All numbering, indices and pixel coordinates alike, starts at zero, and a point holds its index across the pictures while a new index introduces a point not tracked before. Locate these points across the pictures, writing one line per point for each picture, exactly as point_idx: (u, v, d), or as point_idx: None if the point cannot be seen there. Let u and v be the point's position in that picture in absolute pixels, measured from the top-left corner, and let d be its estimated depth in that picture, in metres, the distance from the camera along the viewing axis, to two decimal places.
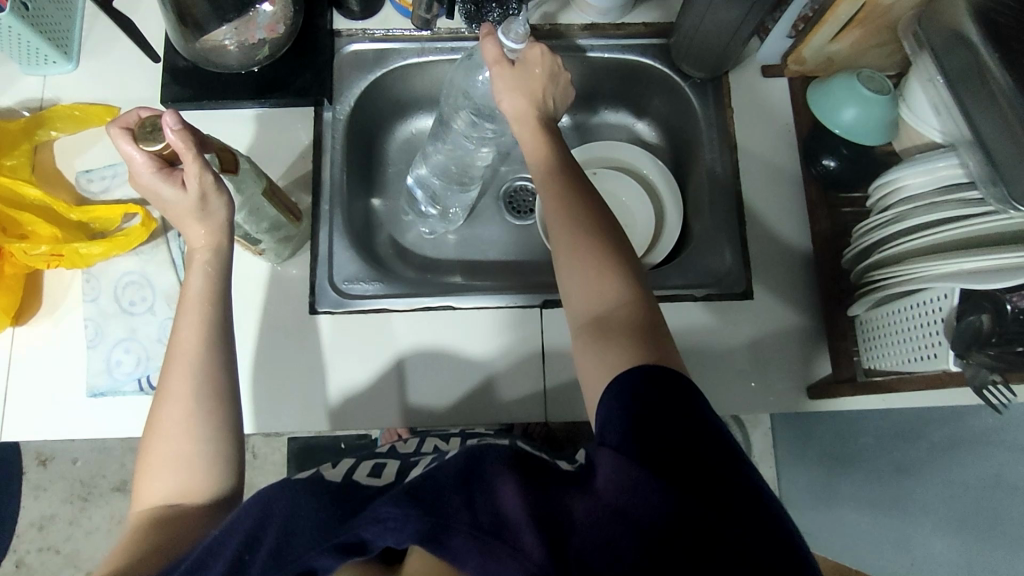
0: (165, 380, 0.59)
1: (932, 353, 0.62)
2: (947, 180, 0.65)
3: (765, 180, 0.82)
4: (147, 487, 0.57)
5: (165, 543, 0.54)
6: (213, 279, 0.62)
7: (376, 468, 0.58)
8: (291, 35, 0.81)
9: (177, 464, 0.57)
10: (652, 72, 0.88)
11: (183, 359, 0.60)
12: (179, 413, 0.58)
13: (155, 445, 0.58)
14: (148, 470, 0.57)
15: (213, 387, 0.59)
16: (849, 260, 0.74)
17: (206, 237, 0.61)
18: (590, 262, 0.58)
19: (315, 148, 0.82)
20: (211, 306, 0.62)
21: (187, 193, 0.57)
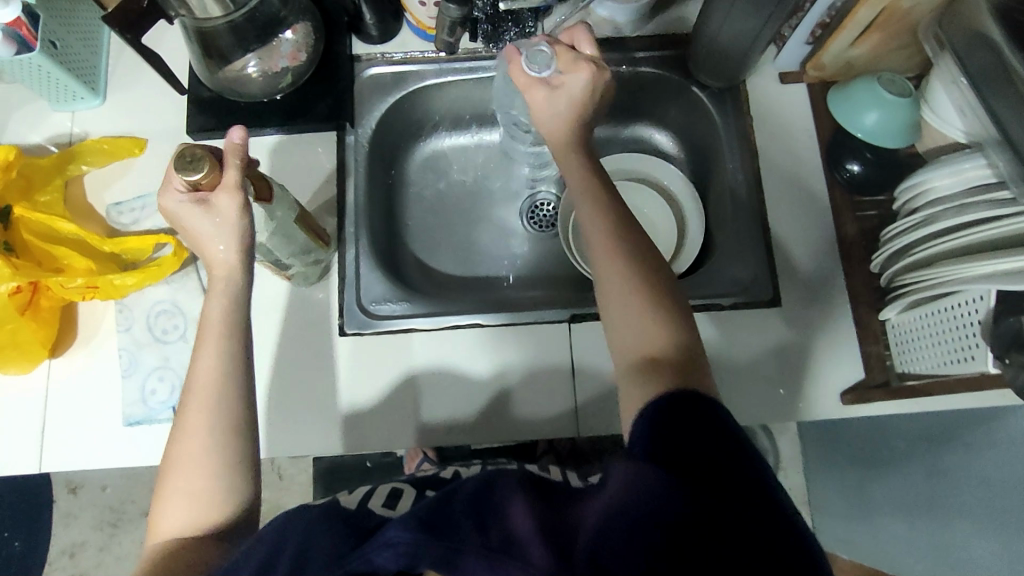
0: (184, 412, 0.59)
1: (969, 356, 0.63)
2: (975, 180, 0.65)
3: (788, 187, 0.82)
4: (160, 522, 0.57)
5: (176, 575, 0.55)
6: (228, 303, 0.62)
7: (393, 498, 0.60)
8: (312, 62, 0.82)
9: (188, 493, 0.57)
10: (669, 83, 0.88)
11: (202, 389, 0.59)
12: (198, 445, 0.57)
13: (167, 474, 0.58)
14: (163, 499, 0.58)
15: (233, 417, 0.59)
16: (877, 264, 0.74)
17: (222, 263, 0.61)
18: (638, 306, 0.58)
19: (338, 172, 0.83)
20: (231, 340, 0.61)
21: (219, 213, 0.59)
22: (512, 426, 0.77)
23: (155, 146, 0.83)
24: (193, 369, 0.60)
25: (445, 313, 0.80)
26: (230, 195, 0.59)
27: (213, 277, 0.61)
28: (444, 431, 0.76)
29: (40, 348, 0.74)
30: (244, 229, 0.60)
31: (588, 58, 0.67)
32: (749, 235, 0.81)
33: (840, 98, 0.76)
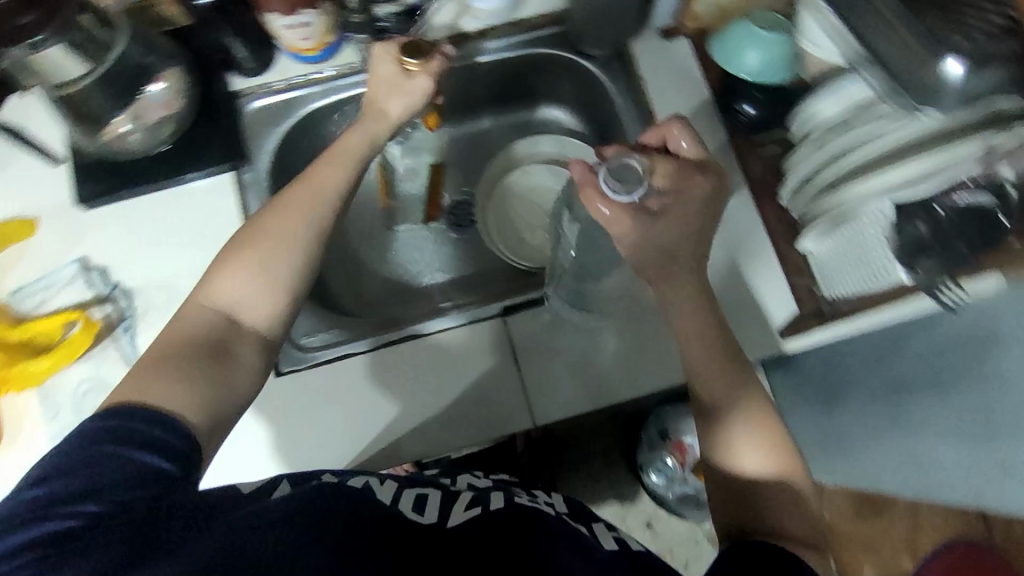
0: (269, 215, 0.65)
1: (884, 269, 0.65)
2: (858, 99, 0.67)
3: (692, 133, 0.81)
4: (215, 286, 0.62)
5: (204, 354, 0.58)
6: (338, 199, 0.67)
7: (418, 500, 0.56)
8: (191, 107, 0.81)
9: (243, 296, 0.62)
10: (557, 60, 0.89)
11: (300, 201, 0.66)
12: (260, 267, 0.62)
13: (242, 250, 0.63)
14: (218, 276, 0.62)
15: (281, 270, 0.63)
16: (786, 196, 0.75)
17: (359, 150, 0.71)
18: (772, 457, 0.63)
19: (244, 210, 0.81)
20: (307, 219, 0.65)
21: (404, 80, 0.72)
22: (469, 430, 0.76)
23: (48, 224, 0.80)
24: (317, 175, 0.68)
25: (379, 330, 0.79)
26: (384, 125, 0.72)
27: (338, 157, 0.69)
28: (400, 449, 0.74)
29: None
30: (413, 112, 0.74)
31: (695, 173, 0.60)
32: None
33: (718, 44, 0.76)
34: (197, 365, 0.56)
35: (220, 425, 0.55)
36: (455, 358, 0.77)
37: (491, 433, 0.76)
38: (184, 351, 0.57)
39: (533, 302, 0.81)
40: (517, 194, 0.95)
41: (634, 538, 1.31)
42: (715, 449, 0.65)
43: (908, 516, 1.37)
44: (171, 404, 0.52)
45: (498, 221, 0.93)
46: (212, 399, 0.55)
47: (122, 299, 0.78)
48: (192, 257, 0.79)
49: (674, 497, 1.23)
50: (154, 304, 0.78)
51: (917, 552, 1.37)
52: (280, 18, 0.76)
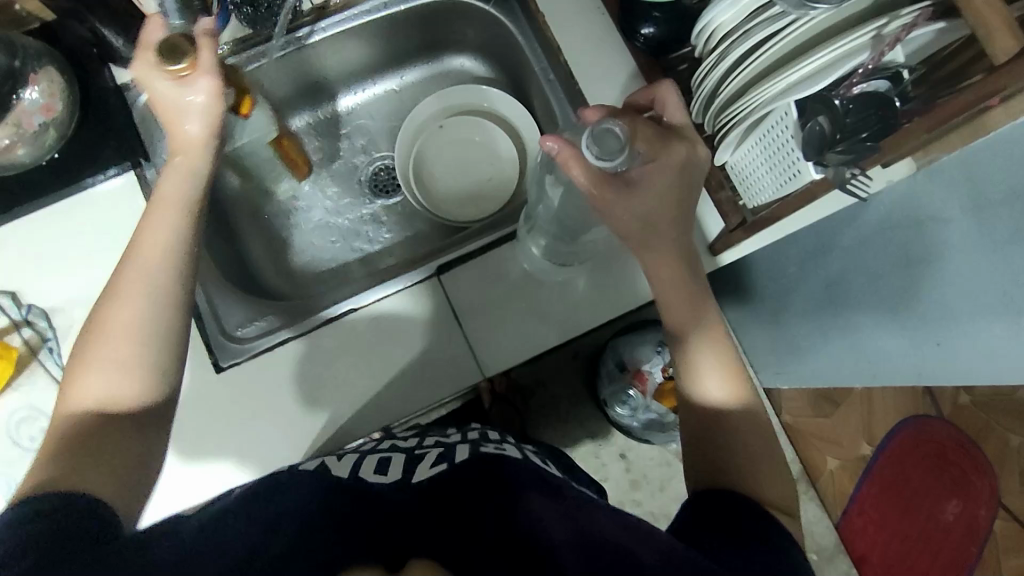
0: (119, 276, 0.57)
1: (796, 171, 0.65)
2: (751, 4, 0.65)
3: (599, 64, 0.80)
4: (76, 390, 0.54)
5: (90, 448, 0.51)
6: (176, 239, 0.58)
7: (380, 463, 0.60)
8: (74, 110, 0.76)
9: (107, 383, 0.54)
10: (454, 6, 0.86)
11: (144, 256, 0.57)
12: (122, 316, 0.55)
13: (94, 351, 0.55)
14: (83, 366, 0.55)
15: (155, 322, 0.56)
16: (700, 112, 0.75)
17: (179, 195, 0.59)
18: (728, 366, 0.62)
19: (152, 211, 0.77)
20: (161, 267, 0.57)
21: (182, 87, 0.58)
22: (422, 392, 0.76)
23: None
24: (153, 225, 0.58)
25: (315, 310, 0.77)
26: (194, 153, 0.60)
27: (167, 205, 0.59)
28: (356, 424, 0.74)
29: None
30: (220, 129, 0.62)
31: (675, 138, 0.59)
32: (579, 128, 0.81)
33: None
34: (83, 468, 0.50)
35: (137, 491, 0.52)
36: (395, 327, 0.76)
37: (444, 392, 0.76)
38: (68, 457, 0.51)
39: (465, 258, 0.79)
40: (434, 149, 0.93)
41: (609, 470, 1.35)
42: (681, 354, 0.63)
43: (861, 405, 1.44)
44: (89, 490, 0.48)
45: (420, 179, 0.92)
46: (116, 486, 0.51)
47: (40, 320, 0.74)
48: (105, 266, 0.75)
49: (639, 425, 1.27)
50: (75, 321, 0.74)
51: (873, 437, 1.44)
52: None
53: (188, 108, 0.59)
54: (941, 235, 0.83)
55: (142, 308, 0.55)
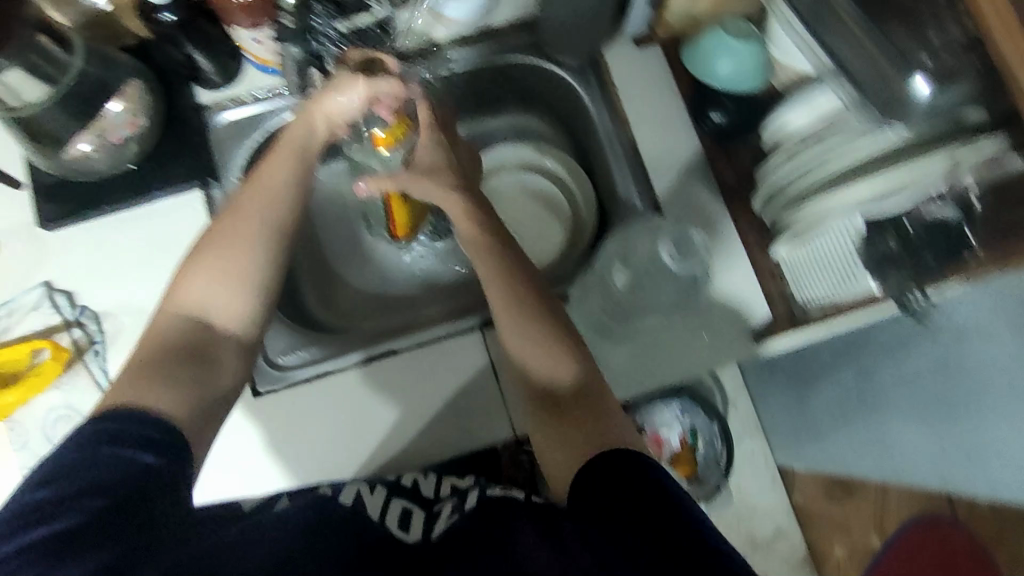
0: (237, 205, 0.64)
1: (852, 275, 0.67)
2: (827, 112, 0.69)
3: (664, 143, 0.82)
4: (181, 289, 0.61)
5: (178, 347, 0.58)
6: (295, 174, 0.66)
7: (404, 514, 0.63)
8: (155, 123, 0.78)
9: (213, 296, 0.61)
10: (531, 68, 0.89)
11: (258, 195, 0.64)
12: (235, 241, 0.62)
13: (204, 259, 0.62)
14: (186, 275, 0.61)
15: (268, 265, 0.63)
16: (760, 205, 0.76)
17: (301, 139, 0.68)
18: (575, 428, 0.59)
19: (215, 229, 0.79)
20: (274, 205, 0.64)
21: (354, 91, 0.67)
22: (450, 442, 0.76)
23: (7, 247, 0.77)
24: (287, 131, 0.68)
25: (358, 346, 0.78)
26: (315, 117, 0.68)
27: (310, 112, 0.68)
28: (382, 464, 0.75)
29: None
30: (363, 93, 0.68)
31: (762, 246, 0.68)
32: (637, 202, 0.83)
33: (692, 54, 0.79)
34: (166, 360, 0.57)
35: (210, 416, 0.57)
36: (433, 376, 0.76)
37: (471, 445, 0.76)
38: (157, 350, 0.58)
39: None
40: (493, 199, 0.95)
41: None
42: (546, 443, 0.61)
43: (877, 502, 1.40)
44: (161, 403, 0.54)
45: None
46: (192, 406, 0.56)
47: (91, 323, 0.76)
48: (162, 278, 0.78)
49: None
50: (125, 327, 0.76)
51: (885, 534, 1.41)
52: (246, 32, 0.75)
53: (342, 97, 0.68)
54: (985, 351, 0.83)
55: (256, 262, 0.62)
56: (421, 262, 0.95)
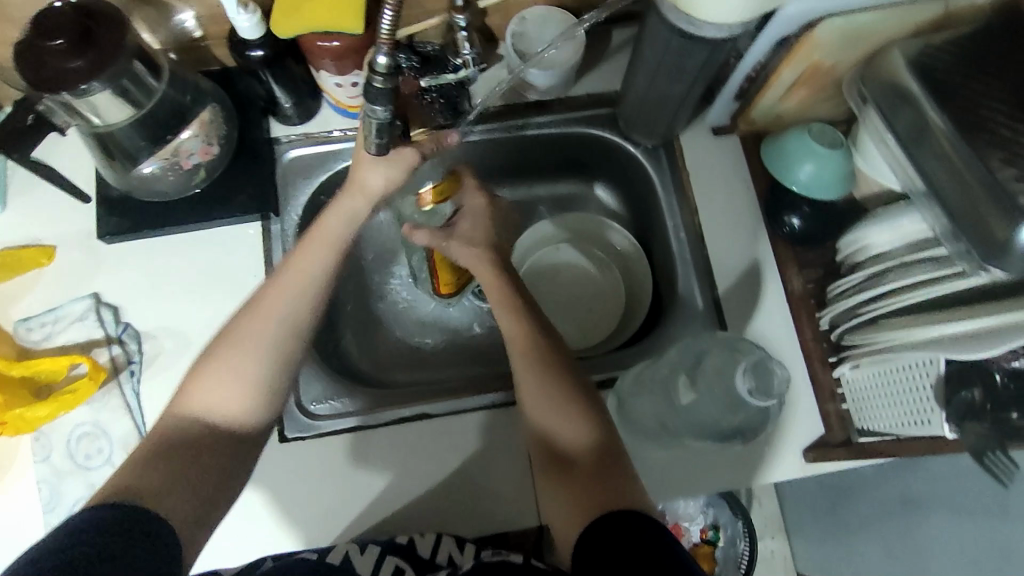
0: (261, 298, 0.65)
1: (926, 419, 0.62)
2: (914, 236, 0.65)
3: (732, 239, 0.80)
4: (189, 399, 0.60)
5: (186, 446, 0.57)
6: (316, 289, 0.67)
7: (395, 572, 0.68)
8: (226, 152, 0.78)
9: (224, 395, 0.60)
10: (604, 142, 0.88)
11: (288, 285, 0.66)
12: (255, 334, 0.63)
13: (222, 356, 0.62)
14: (201, 375, 0.61)
15: (282, 357, 0.63)
16: (827, 321, 0.73)
17: (335, 232, 0.70)
18: (582, 490, 0.58)
19: (267, 265, 0.79)
20: (303, 293, 0.66)
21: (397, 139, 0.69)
22: (468, 520, 0.73)
23: (64, 254, 0.77)
24: (302, 256, 0.68)
25: (393, 404, 0.76)
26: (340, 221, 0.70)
27: (326, 239, 0.69)
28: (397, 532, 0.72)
29: None
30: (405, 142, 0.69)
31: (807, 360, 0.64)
32: (697, 294, 0.80)
33: (773, 151, 0.75)
34: (170, 463, 0.56)
35: (208, 512, 0.56)
36: (463, 445, 0.74)
37: (489, 525, 0.73)
38: (160, 451, 0.56)
39: None
40: (550, 271, 0.93)
41: None
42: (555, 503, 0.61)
43: None
44: (163, 504, 0.53)
45: None
46: (191, 503, 0.55)
47: (131, 342, 0.75)
48: (207, 306, 0.77)
49: None
50: (163, 351, 0.75)
51: None
52: (331, 76, 0.75)
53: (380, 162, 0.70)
54: None
55: (261, 369, 0.62)
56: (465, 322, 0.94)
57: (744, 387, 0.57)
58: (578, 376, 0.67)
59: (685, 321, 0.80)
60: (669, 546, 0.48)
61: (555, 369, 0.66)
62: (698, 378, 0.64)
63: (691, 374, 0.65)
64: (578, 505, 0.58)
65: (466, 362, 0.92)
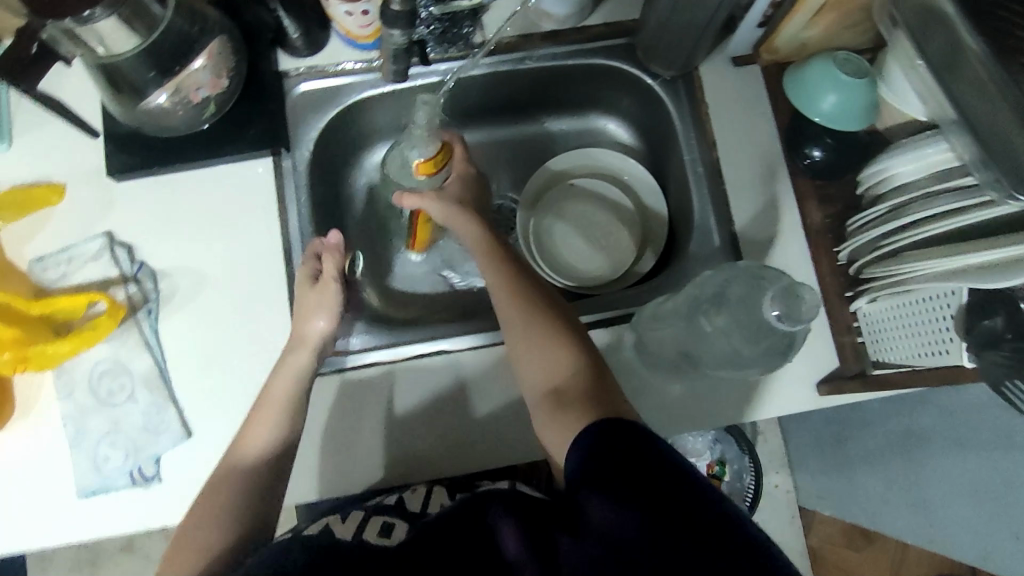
0: (244, 435, 0.66)
1: (944, 350, 0.63)
2: (938, 166, 0.64)
3: (750, 172, 0.79)
4: (180, 553, 0.60)
5: None
6: (295, 401, 0.68)
7: (381, 531, 0.61)
8: (234, 86, 0.76)
9: (216, 533, 0.61)
10: (620, 74, 0.85)
11: (271, 405, 0.67)
12: (240, 483, 0.64)
13: (213, 502, 0.63)
14: (187, 532, 0.61)
15: (264, 474, 0.65)
16: (844, 255, 0.73)
17: (308, 337, 0.70)
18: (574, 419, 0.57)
19: (281, 202, 0.78)
20: (289, 413, 0.67)
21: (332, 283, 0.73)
22: (486, 452, 0.75)
23: (75, 192, 0.76)
24: (270, 388, 0.68)
25: (408, 340, 0.78)
26: (303, 350, 0.70)
27: (270, 406, 0.67)
28: (418, 463, 0.74)
29: None
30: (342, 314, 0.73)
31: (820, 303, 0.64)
32: (715, 229, 0.79)
33: (795, 83, 0.73)
34: None
35: None
36: (479, 377, 0.76)
37: (506, 457, 0.75)
38: None
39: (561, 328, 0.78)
40: (559, 207, 0.92)
41: None
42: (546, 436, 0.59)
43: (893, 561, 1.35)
44: None
45: (538, 234, 0.91)
46: None
47: (147, 281, 0.75)
48: (220, 244, 0.76)
49: None
50: (180, 289, 0.75)
51: None
52: (340, 4, 0.72)
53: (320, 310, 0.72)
54: None
55: (268, 434, 0.66)
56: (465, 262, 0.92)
57: (772, 312, 0.55)
58: (565, 313, 0.67)
59: (701, 256, 0.79)
60: (666, 462, 0.48)
61: (539, 303, 0.66)
62: (723, 304, 0.62)
63: (713, 301, 0.63)
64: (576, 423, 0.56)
65: (479, 300, 0.91)
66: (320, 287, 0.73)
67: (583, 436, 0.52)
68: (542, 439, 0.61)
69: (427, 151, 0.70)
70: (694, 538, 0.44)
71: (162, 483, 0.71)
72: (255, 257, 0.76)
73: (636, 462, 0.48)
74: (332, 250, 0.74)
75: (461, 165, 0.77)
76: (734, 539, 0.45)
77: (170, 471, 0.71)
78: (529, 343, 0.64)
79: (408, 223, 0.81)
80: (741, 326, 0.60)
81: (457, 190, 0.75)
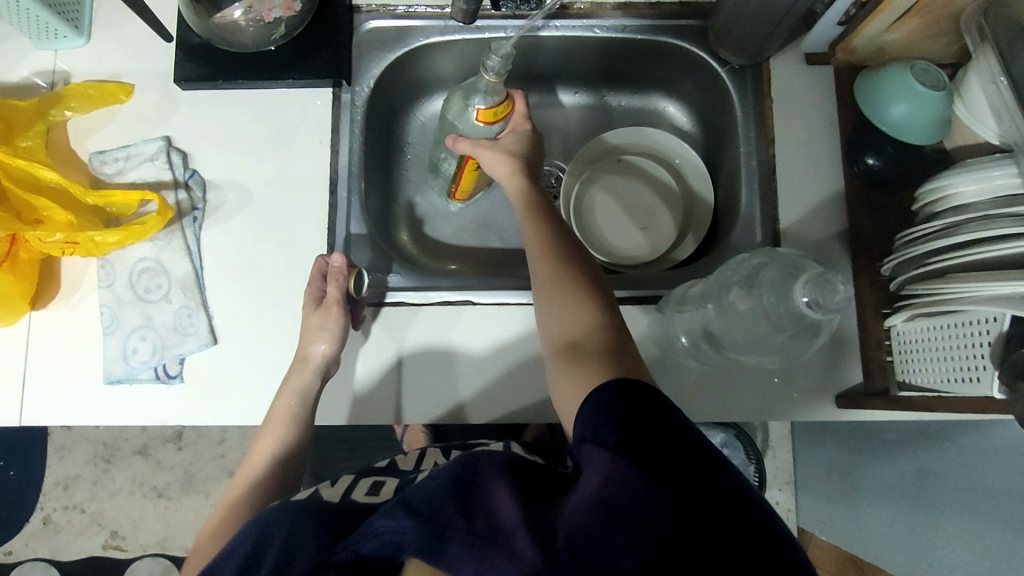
0: (261, 439, 0.71)
1: (975, 377, 0.60)
2: (1004, 190, 0.61)
3: (802, 173, 0.77)
4: (203, 541, 0.66)
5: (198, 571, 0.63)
6: (306, 405, 0.70)
7: (375, 488, 0.61)
8: (307, 13, 0.77)
9: (230, 515, 0.66)
10: (688, 55, 0.84)
11: (278, 419, 0.70)
12: (256, 485, 0.69)
13: (235, 493, 0.69)
14: (209, 529, 0.67)
15: (275, 475, 0.70)
16: (887, 270, 0.70)
17: (312, 355, 0.71)
18: (585, 375, 0.57)
19: (334, 132, 0.80)
20: (291, 425, 0.70)
21: (331, 303, 0.71)
22: (493, 407, 0.75)
23: (142, 93, 0.79)
24: (280, 396, 0.71)
25: (436, 287, 0.79)
26: (306, 371, 0.71)
27: (277, 421, 0.70)
28: (426, 405, 0.75)
29: (20, 300, 0.72)
30: (344, 337, 0.72)
31: None
32: (757, 225, 0.78)
33: (868, 86, 0.72)
34: None
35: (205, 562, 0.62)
36: (503, 334, 0.76)
37: (511, 414, 0.76)
38: None
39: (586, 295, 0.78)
40: (607, 181, 0.92)
41: None
42: (557, 385, 0.60)
43: None
44: None
45: (578, 203, 0.91)
46: None
47: (197, 189, 0.77)
48: (270, 165, 0.78)
49: None
50: (227, 202, 0.77)
51: None
52: None
53: (320, 329, 0.71)
54: None
55: (279, 443, 0.70)
56: (504, 221, 0.93)
57: (802, 298, 0.55)
58: (594, 274, 0.67)
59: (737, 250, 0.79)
60: (688, 438, 0.48)
61: (570, 261, 0.67)
62: (755, 287, 0.63)
63: (745, 285, 0.64)
64: (587, 380, 0.56)
65: (511, 262, 0.92)
66: (323, 310, 0.72)
67: (593, 396, 0.52)
68: (554, 395, 0.61)
69: (490, 100, 0.72)
70: (720, 509, 0.44)
71: (183, 382, 0.74)
72: (301, 183, 0.78)
73: (653, 425, 0.48)
74: (336, 273, 0.73)
75: (519, 121, 0.78)
76: (758, 518, 0.44)
77: (193, 372, 0.74)
78: (554, 298, 0.65)
79: (454, 170, 0.81)
80: (768, 313, 0.60)
81: (511, 143, 0.76)
